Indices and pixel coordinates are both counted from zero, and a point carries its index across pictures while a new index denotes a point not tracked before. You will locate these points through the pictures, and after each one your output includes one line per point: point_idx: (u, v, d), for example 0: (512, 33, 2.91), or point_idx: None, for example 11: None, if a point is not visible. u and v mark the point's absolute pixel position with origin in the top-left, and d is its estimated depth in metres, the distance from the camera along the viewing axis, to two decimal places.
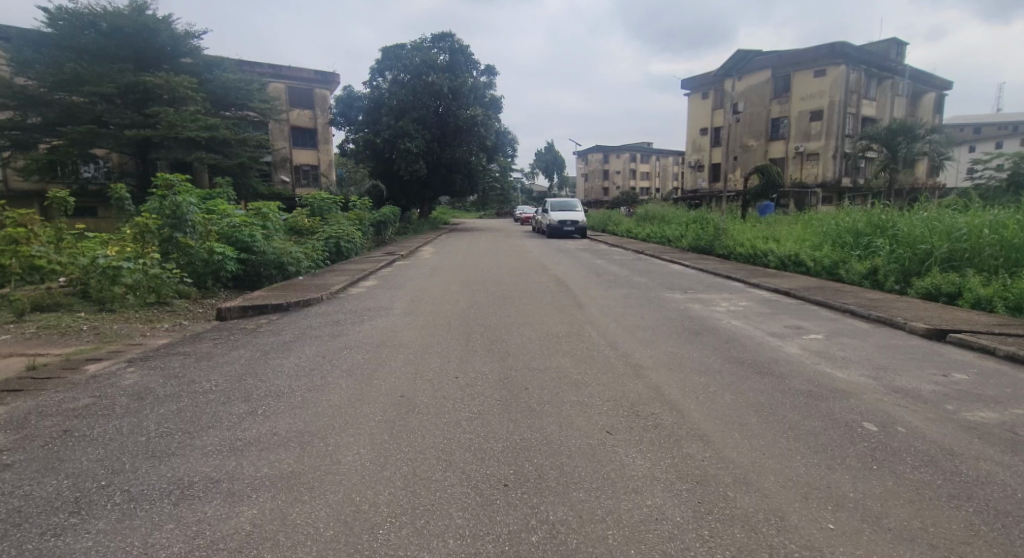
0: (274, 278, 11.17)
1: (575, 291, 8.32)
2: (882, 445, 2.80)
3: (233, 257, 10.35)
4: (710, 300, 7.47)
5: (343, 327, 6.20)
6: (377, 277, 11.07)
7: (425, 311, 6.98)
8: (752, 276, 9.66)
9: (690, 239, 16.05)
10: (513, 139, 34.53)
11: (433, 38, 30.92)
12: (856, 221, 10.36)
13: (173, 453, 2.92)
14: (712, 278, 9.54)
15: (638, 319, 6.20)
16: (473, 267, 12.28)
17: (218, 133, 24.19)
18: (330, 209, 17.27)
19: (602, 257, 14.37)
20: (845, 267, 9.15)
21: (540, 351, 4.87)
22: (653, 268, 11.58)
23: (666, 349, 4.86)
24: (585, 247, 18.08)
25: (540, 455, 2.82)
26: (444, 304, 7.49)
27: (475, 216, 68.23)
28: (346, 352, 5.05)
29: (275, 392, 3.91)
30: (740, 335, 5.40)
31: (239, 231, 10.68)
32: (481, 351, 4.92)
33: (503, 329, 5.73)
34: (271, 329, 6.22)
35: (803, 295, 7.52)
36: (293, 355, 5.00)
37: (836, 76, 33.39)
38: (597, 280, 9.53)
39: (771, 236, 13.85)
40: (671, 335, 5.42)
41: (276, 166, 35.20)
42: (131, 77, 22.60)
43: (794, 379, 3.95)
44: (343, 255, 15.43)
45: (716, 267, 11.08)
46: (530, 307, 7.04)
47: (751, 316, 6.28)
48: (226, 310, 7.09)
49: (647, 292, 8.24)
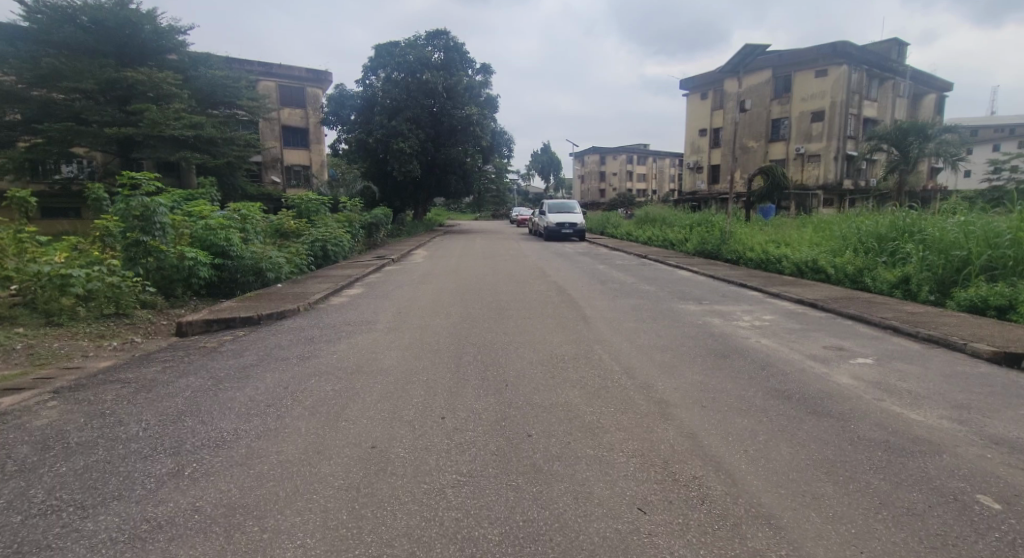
0: (251, 285, 10.35)
1: (578, 302, 7.58)
2: (1018, 535, 2.06)
3: (207, 263, 9.54)
4: (730, 313, 6.73)
5: (316, 346, 5.41)
6: (364, 284, 10.30)
7: (412, 326, 6.21)
8: (770, 284, 8.93)
9: (695, 243, 15.32)
10: (510, 140, 33.81)
11: (427, 35, 30.18)
12: (878, 224, 9.70)
13: (47, 548, 2.11)
14: (725, 287, 8.82)
15: (652, 338, 5.46)
16: (467, 273, 11.52)
17: (203, 132, 23.35)
18: (317, 210, 16.45)
19: (604, 261, 13.62)
20: (871, 274, 8.45)
21: (545, 381, 4.11)
22: (659, 274, 10.87)
23: (693, 379, 4.11)
24: (584, 251, 17.30)
25: (552, 551, 2.05)
26: (433, 317, 6.74)
27: (470, 218, 67.20)
28: (314, 382, 4.25)
29: (216, 442, 3.11)
30: (774, 358, 4.66)
31: (214, 234, 9.86)
32: (474, 380, 4.16)
33: (501, 351, 4.97)
34: (233, 348, 5.42)
35: (832, 307, 6.78)
36: (249, 385, 4.20)
37: (837, 76, 32.87)
38: (601, 289, 8.81)
39: (782, 240, 13.17)
40: (692, 358, 4.67)
41: (265, 166, 34.30)
42: (112, 73, 21.73)
43: (858, 423, 3.21)
44: (329, 259, 14.62)
45: (727, 275, 10.34)
46: (529, 321, 6.30)
47: (781, 334, 5.56)
48: (186, 324, 6.29)
49: (657, 303, 7.51)
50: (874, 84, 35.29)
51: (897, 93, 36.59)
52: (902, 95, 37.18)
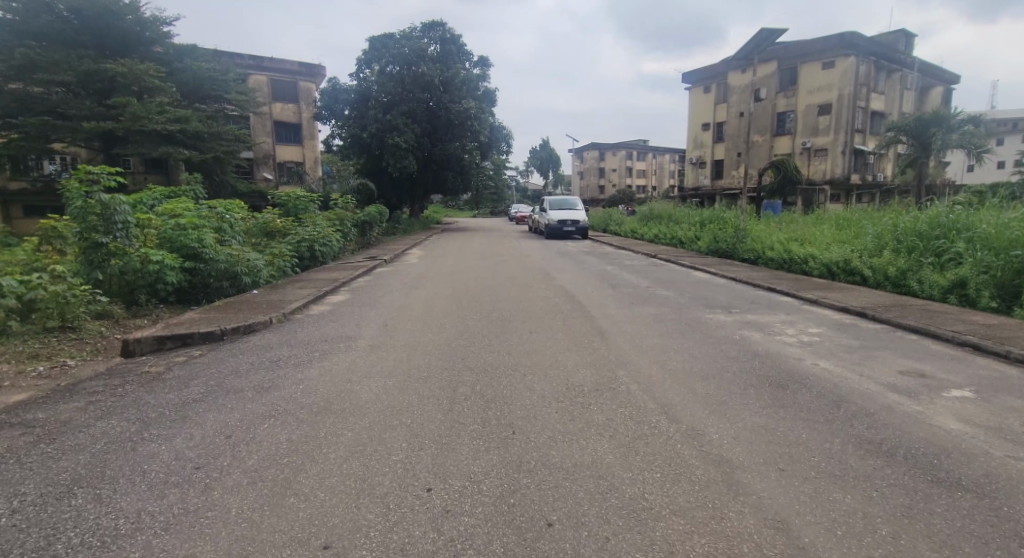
0: (225, 291, 9.39)
1: (590, 312, 6.65)
2: None
3: (175, 267, 8.58)
4: (768, 324, 5.85)
5: (284, 371, 4.49)
6: (349, 289, 9.36)
7: (400, 344, 5.30)
8: (803, 288, 8.00)
9: (708, 241, 14.38)
10: (508, 135, 32.76)
11: (423, 27, 29.19)
12: (917, 219, 8.81)
13: None
14: (752, 291, 7.95)
15: (686, 361, 4.53)
16: (464, 275, 10.62)
17: (189, 126, 22.38)
18: (306, 208, 15.53)
19: (611, 262, 12.74)
20: (916, 276, 7.55)
21: (562, 427, 3.19)
22: (675, 276, 9.97)
23: (752, 422, 3.19)
24: (588, 250, 16.38)
25: None
26: (424, 331, 5.83)
27: (468, 215, 66.03)
28: (268, 428, 3.31)
29: (100, 543, 2.15)
30: (845, 388, 3.75)
31: (185, 235, 8.91)
32: (471, 426, 3.25)
33: (507, 379, 4.09)
34: (179, 377, 4.46)
35: (886, 317, 5.86)
36: (181, 434, 3.24)
37: (845, 68, 31.94)
38: (615, 294, 7.92)
39: (802, 237, 12.29)
40: (743, 390, 3.75)
41: (257, 163, 33.32)
42: (91, 64, 20.71)
43: (1012, 503, 2.26)
44: (316, 260, 13.69)
45: (750, 277, 9.40)
46: (537, 337, 5.40)
47: (837, 351, 4.68)
48: (134, 342, 5.36)
49: (681, 311, 6.62)
50: (882, 76, 34.34)
51: (904, 85, 35.69)
52: (910, 87, 36.25)
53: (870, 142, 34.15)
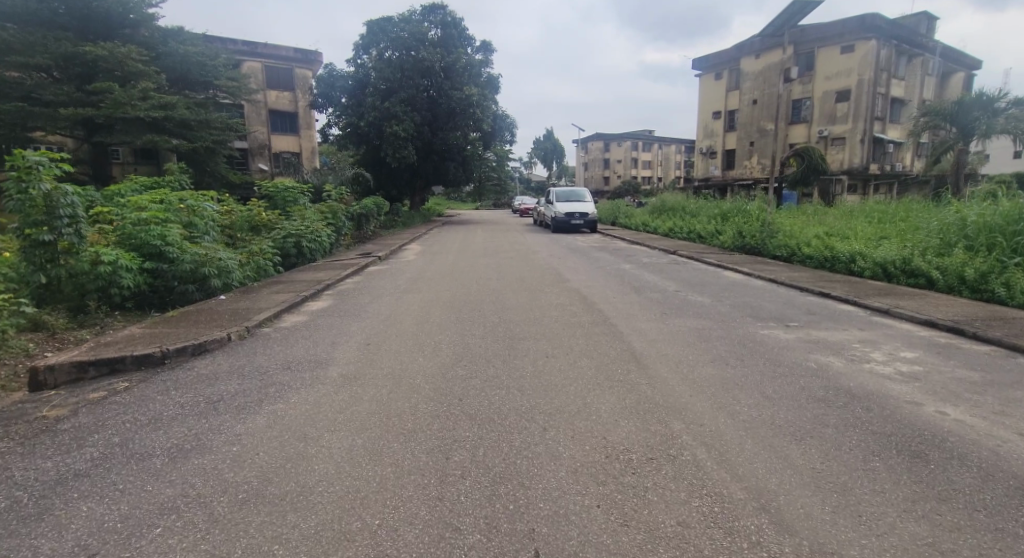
0: (193, 296, 8.25)
1: (617, 327, 5.49)
2: None
3: (132, 268, 7.44)
4: (843, 344, 4.71)
5: (220, 422, 3.31)
6: (335, 293, 8.23)
7: (382, 375, 4.16)
8: (863, 294, 6.80)
9: (733, 236, 13.14)
10: (512, 124, 31.29)
11: (422, 11, 27.81)
12: (990, 212, 7.61)
13: None
14: (802, 299, 6.80)
15: (759, 405, 3.35)
16: (465, 276, 9.45)
17: (174, 113, 21.19)
18: (295, 200, 14.39)
19: (628, 259, 11.58)
20: (1002, 281, 6.35)
21: (611, 545, 2.03)
22: (703, 277, 8.85)
23: (911, 536, 2.02)
24: (600, 245, 15.19)
25: None
26: (414, 354, 4.68)
27: (470, 206, 64.54)
28: (162, 541, 2.14)
29: None
30: (1013, 462, 2.56)
31: (146, 230, 7.79)
32: (472, 541, 2.09)
33: (521, 441, 2.94)
34: (78, 428, 3.27)
35: (992, 335, 4.66)
36: (23, 550, 2.08)
37: (866, 51, 30.42)
38: (642, 302, 6.79)
39: (839, 231, 11.09)
40: (864, 464, 2.57)
41: (252, 153, 32.11)
42: (70, 46, 19.51)
43: None
44: (303, 257, 12.54)
45: (792, 279, 8.22)
46: (555, 365, 4.27)
47: (956, 390, 3.55)
48: (45, 371, 4.21)
49: (727, 325, 5.49)
50: (903, 61, 32.78)
51: (925, 70, 34.12)
52: (931, 73, 34.70)
53: (890, 131, 32.72)
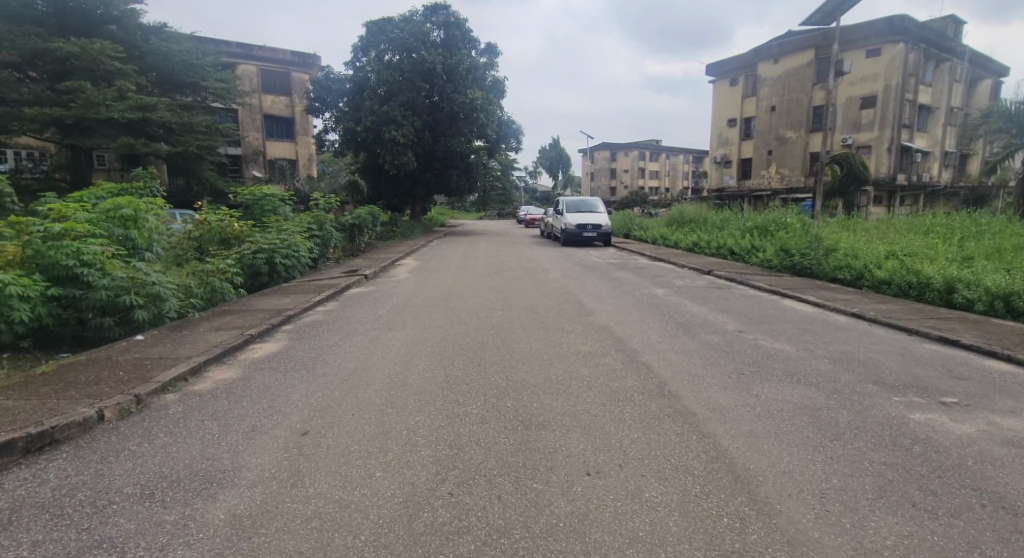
0: (114, 333, 6.43)
1: (682, 403, 3.66)
2: None
3: (34, 295, 5.67)
4: None
5: None
6: (297, 328, 6.45)
7: (298, 524, 2.32)
8: (1005, 342, 4.98)
9: (776, 253, 11.33)
10: (518, 131, 29.54)
11: (425, 12, 26.20)
12: None
13: None
14: (923, 349, 4.97)
15: None
16: (462, 304, 7.64)
17: (154, 115, 19.62)
18: (275, 209, 12.67)
19: (657, 282, 9.82)
20: None
21: None
22: (764, 309, 7.05)
23: None
24: (618, 262, 13.33)
25: None
26: (369, 466, 2.83)
27: (475, 216, 62.64)
28: None
29: None
30: None
31: (58, 247, 6.00)
32: None
33: None
34: None
35: None
36: None
37: (893, 54, 28.69)
38: (706, 351, 4.96)
39: (913, 248, 9.24)
40: None
41: (246, 160, 30.64)
42: (40, 43, 18.02)
43: None
44: (276, 276, 10.73)
45: (885, 314, 6.41)
46: (606, 501, 2.44)
47: None
48: None
49: (854, 404, 3.62)
50: (931, 66, 30.99)
51: (954, 76, 32.31)
52: (960, 79, 32.89)
53: (917, 139, 30.99)
